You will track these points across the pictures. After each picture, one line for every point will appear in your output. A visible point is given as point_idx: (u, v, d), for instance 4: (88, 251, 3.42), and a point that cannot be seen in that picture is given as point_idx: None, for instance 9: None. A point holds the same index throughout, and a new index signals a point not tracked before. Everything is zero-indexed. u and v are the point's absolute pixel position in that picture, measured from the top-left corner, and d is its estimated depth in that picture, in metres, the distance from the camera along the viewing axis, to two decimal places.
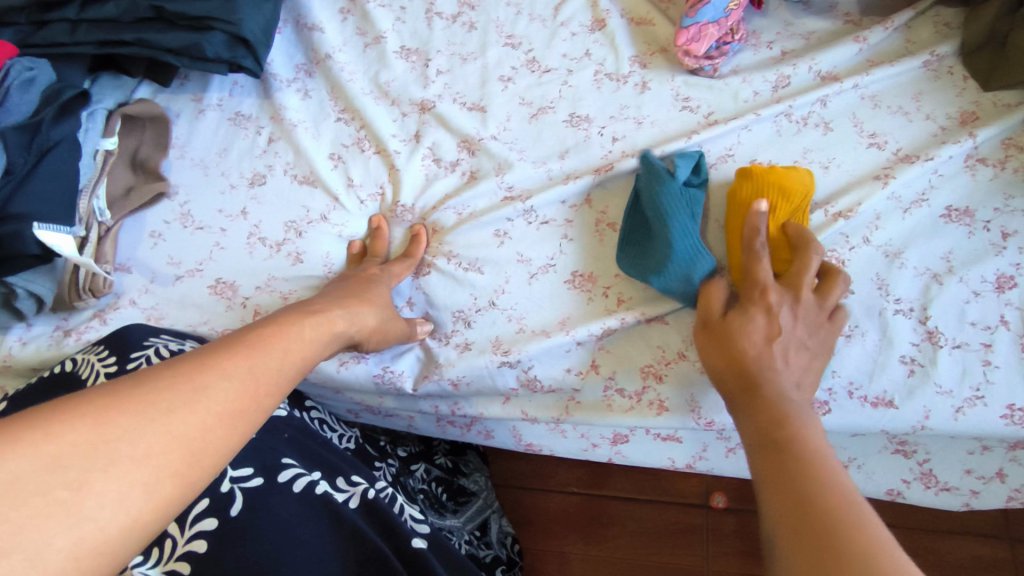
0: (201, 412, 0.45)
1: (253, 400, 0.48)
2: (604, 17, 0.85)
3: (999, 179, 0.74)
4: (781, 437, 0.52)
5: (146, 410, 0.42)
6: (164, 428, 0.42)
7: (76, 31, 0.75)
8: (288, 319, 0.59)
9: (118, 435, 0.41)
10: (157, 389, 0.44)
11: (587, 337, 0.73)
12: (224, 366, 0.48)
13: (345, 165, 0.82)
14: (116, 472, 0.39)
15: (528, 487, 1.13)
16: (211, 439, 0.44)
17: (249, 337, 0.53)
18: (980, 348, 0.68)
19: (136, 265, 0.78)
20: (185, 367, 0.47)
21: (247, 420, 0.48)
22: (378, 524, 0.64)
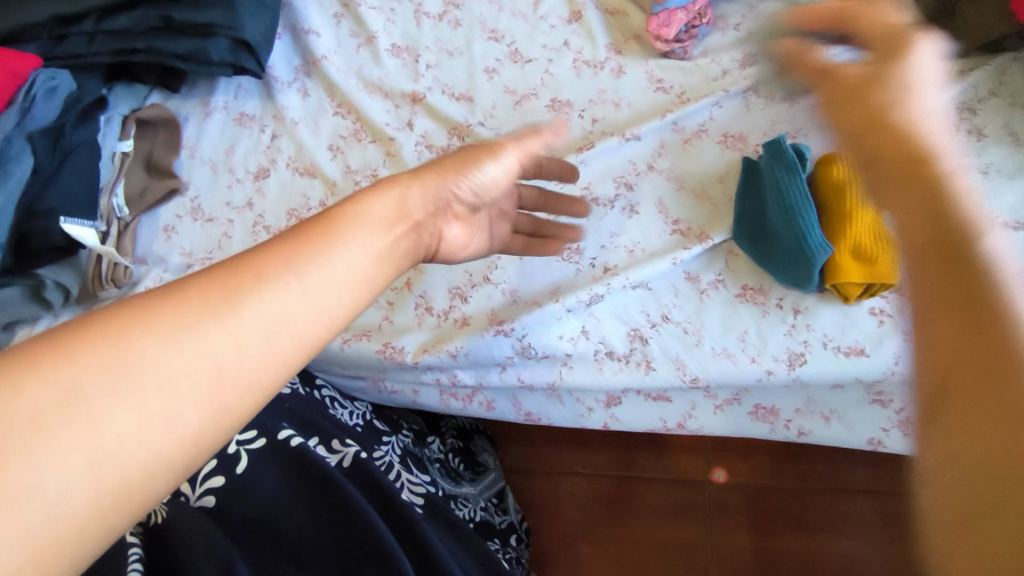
0: (238, 326, 0.39)
1: (309, 306, 0.42)
2: (580, 9, 0.91)
3: (954, 140, 0.79)
4: (991, 300, 0.33)
5: (169, 326, 0.37)
6: (194, 349, 0.37)
7: (92, 43, 0.82)
8: (272, 251, 0.43)
9: (143, 356, 0.35)
10: (181, 307, 0.38)
11: (576, 304, 0.78)
12: (265, 272, 0.41)
13: (343, 154, 0.87)
14: (149, 398, 0.35)
15: (532, 469, 1.17)
16: (247, 358, 0.38)
17: (264, 254, 0.43)
18: None
19: (153, 257, 0.84)
20: (221, 279, 0.40)
21: (301, 331, 0.41)
22: (367, 487, 0.67)
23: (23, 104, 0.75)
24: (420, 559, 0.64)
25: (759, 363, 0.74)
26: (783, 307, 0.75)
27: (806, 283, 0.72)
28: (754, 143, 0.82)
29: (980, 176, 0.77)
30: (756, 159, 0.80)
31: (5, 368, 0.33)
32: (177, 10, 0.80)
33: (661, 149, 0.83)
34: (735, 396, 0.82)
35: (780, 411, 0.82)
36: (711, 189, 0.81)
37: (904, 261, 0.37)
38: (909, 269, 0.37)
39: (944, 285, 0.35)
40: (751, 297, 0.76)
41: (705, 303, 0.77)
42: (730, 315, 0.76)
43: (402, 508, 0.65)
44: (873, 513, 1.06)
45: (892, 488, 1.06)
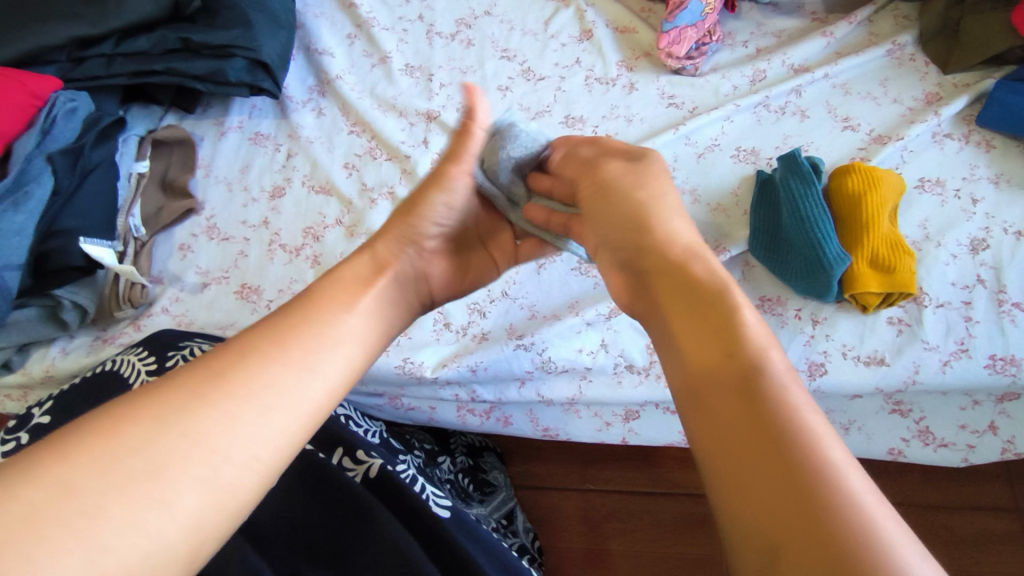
0: (239, 413, 0.41)
1: (302, 375, 0.45)
2: (591, 28, 0.93)
3: (964, 151, 0.81)
4: (726, 348, 0.39)
5: (161, 415, 0.39)
6: (196, 437, 0.39)
7: (111, 65, 0.82)
8: (271, 329, 0.46)
9: (133, 445, 0.37)
10: (184, 396, 0.40)
11: (595, 316, 0.78)
12: (262, 360, 0.44)
13: (359, 172, 0.88)
14: (153, 486, 0.36)
15: (542, 486, 1.16)
16: (237, 434, 0.40)
17: (261, 333, 0.46)
18: (960, 305, 0.73)
19: (168, 276, 0.84)
20: (219, 362, 0.43)
21: (294, 398, 0.43)
22: (394, 499, 0.66)
23: (43, 125, 0.76)
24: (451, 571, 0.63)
25: None
26: (801, 318, 0.75)
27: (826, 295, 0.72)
28: (766, 156, 0.83)
29: (990, 186, 0.78)
30: (771, 172, 0.81)
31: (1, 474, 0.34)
32: (196, 32, 0.81)
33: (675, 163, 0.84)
34: None
35: None
36: (726, 202, 0.81)
37: (666, 325, 0.44)
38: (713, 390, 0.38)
39: (698, 350, 0.41)
40: (769, 307, 0.77)
41: None
42: None
43: (432, 520, 0.64)
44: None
45: None
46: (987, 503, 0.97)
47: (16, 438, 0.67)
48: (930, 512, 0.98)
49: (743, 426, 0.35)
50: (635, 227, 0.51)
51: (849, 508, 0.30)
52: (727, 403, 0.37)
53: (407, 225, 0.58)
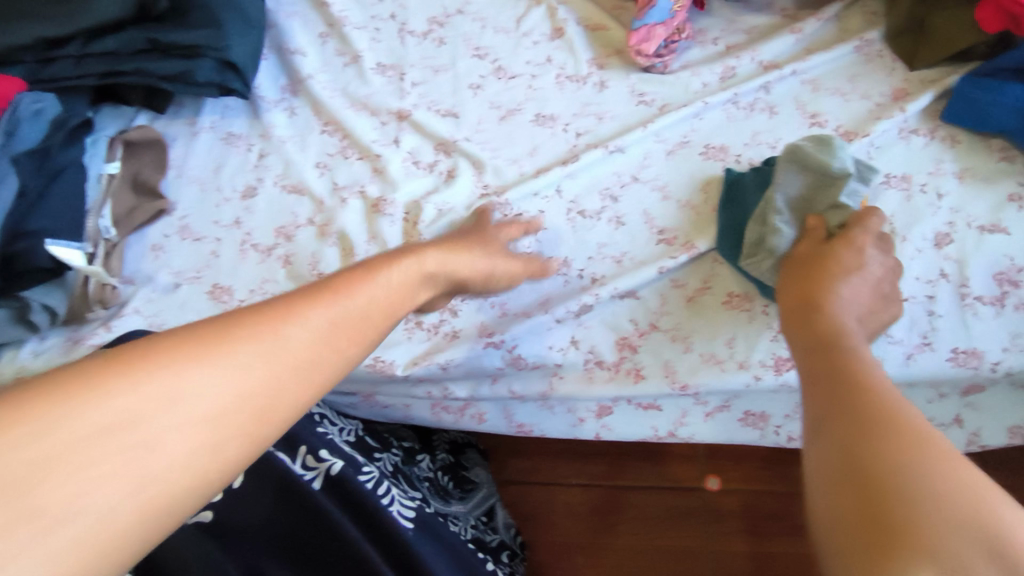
0: (242, 378, 0.42)
1: (335, 346, 0.47)
2: (562, 26, 0.93)
3: (929, 146, 0.82)
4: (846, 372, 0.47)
5: (207, 361, 0.42)
6: (237, 390, 0.42)
7: (80, 65, 0.82)
8: (309, 296, 0.48)
9: (182, 392, 0.40)
10: (194, 350, 0.42)
11: (565, 315, 0.78)
12: (268, 331, 0.44)
13: (332, 171, 0.88)
14: (197, 429, 0.40)
15: (526, 481, 1.17)
16: (273, 395, 0.43)
17: (303, 294, 0.48)
18: (925, 299, 0.74)
19: (141, 276, 0.84)
20: (264, 316, 0.45)
21: (322, 367, 0.46)
22: (352, 503, 0.66)
23: (8, 126, 0.75)
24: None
25: (746, 368, 0.76)
26: (768, 314, 0.77)
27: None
28: (735, 152, 0.84)
29: (955, 181, 0.79)
30: (739, 171, 0.82)
31: (63, 394, 0.38)
32: (165, 32, 0.80)
33: (646, 160, 0.85)
34: (725, 403, 0.82)
35: (770, 417, 0.82)
36: (693, 198, 0.82)
37: (802, 356, 0.53)
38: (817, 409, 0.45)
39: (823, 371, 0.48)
40: (736, 304, 0.78)
41: (691, 310, 0.78)
42: (716, 321, 0.77)
43: (391, 527, 0.65)
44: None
45: None
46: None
47: None
48: None
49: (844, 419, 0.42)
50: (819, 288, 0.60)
51: (927, 511, 0.35)
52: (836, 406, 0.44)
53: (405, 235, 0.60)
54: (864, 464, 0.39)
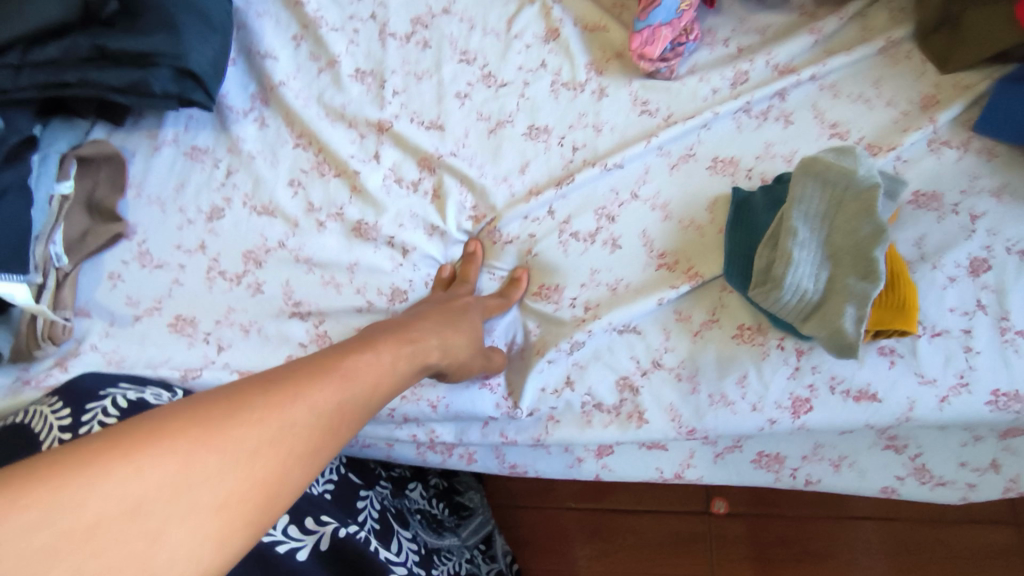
0: (249, 466, 0.41)
1: (339, 425, 0.48)
2: (558, 26, 0.85)
3: (962, 161, 0.74)
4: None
5: (220, 442, 0.41)
6: (248, 475, 0.41)
7: (18, 75, 0.73)
8: (315, 371, 0.49)
9: (199, 477, 0.40)
10: (200, 434, 0.41)
11: (557, 353, 0.71)
12: (278, 414, 0.44)
13: (305, 189, 0.81)
14: (208, 519, 0.39)
15: (521, 505, 1.10)
16: (283, 479, 0.43)
17: (310, 368, 0.49)
18: (961, 333, 0.67)
19: (97, 308, 0.77)
20: (277, 393, 0.45)
21: (326, 448, 0.46)
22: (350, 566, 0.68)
23: None
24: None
25: (761, 412, 0.69)
26: (785, 349, 0.69)
27: (847, 356, 0.63)
28: (746, 167, 0.76)
29: (993, 200, 0.71)
30: (749, 190, 0.74)
31: (74, 473, 0.38)
32: (112, 37, 0.72)
33: (646, 175, 0.77)
34: (736, 443, 0.75)
35: (786, 459, 0.75)
36: (700, 218, 0.74)
37: None
38: None
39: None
40: (748, 337, 0.70)
41: (699, 346, 0.71)
42: (726, 358, 0.70)
43: None
44: (878, 539, 0.99)
45: (902, 515, 1.00)
46: (970, 516, 0.98)
47: None
48: None
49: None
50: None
51: None
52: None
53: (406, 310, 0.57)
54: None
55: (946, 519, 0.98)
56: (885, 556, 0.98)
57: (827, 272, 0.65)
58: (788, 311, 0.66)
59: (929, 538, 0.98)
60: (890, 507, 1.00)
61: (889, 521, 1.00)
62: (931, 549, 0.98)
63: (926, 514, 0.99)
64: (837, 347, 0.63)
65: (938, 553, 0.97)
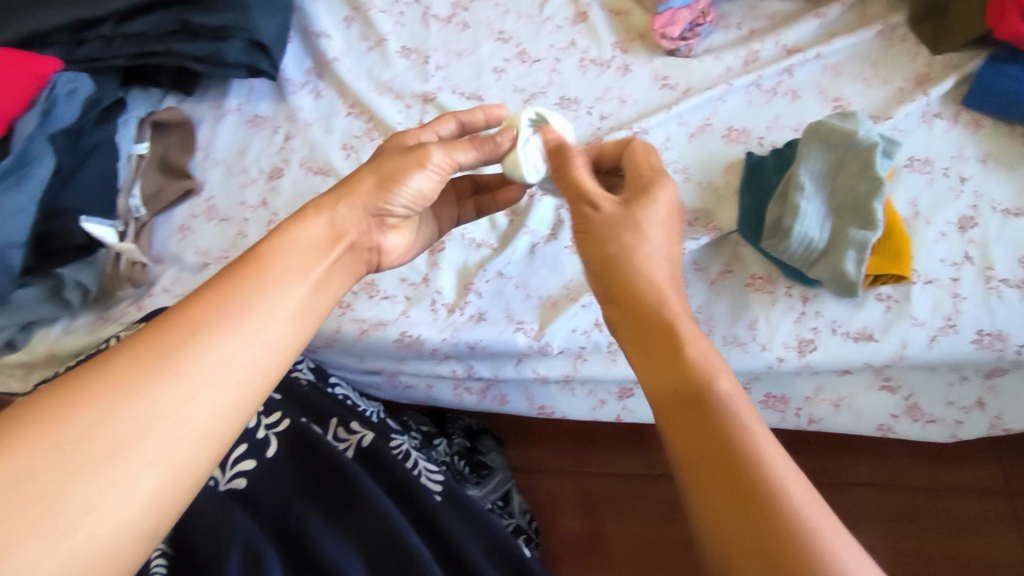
0: (160, 416, 0.43)
1: (247, 347, 0.47)
2: (585, 10, 0.94)
3: (953, 131, 0.82)
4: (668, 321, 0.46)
5: (112, 396, 0.42)
6: (156, 417, 0.42)
7: (110, 45, 0.83)
8: (214, 298, 0.49)
9: (93, 432, 0.41)
10: (86, 396, 0.42)
11: (590, 298, 0.79)
12: (166, 364, 0.44)
13: (356, 153, 0.89)
14: (116, 464, 0.40)
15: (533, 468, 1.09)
16: (187, 416, 0.43)
17: (206, 297, 0.49)
18: (950, 281, 0.74)
19: (169, 256, 0.85)
20: (161, 342, 0.45)
21: (232, 375, 0.46)
22: (382, 473, 0.68)
23: (44, 105, 0.77)
24: (446, 554, 0.66)
25: (770, 351, 0.75)
26: (792, 296, 0.76)
27: (850, 296, 0.73)
28: (758, 136, 0.84)
29: (979, 166, 0.79)
30: (761, 154, 0.82)
31: None
32: (194, 13, 0.82)
33: (668, 143, 0.85)
34: (746, 385, 0.82)
35: (790, 400, 0.82)
36: (716, 180, 0.83)
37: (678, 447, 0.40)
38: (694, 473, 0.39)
39: (662, 375, 0.43)
40: (759, 286, 0.78)
41: (715, 293, 0.79)
42: (739, 304, 0.78)
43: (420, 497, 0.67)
44: (874, 506, 0.93)
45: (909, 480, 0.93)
46: (966, 483, 0.92)
47: None
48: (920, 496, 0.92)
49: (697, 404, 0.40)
50: (608, 253, 0.51)
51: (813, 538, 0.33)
52: (688, 404, 0.41)
53: (371, 199, 0.59)
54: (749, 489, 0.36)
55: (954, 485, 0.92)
56: (882, 523, 0.91)
57: (831, 224, 0.74)
58: (796, 259, 0.74)
59: (935, 506, 0.92)
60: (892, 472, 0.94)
61: (882, 490, 0.93)
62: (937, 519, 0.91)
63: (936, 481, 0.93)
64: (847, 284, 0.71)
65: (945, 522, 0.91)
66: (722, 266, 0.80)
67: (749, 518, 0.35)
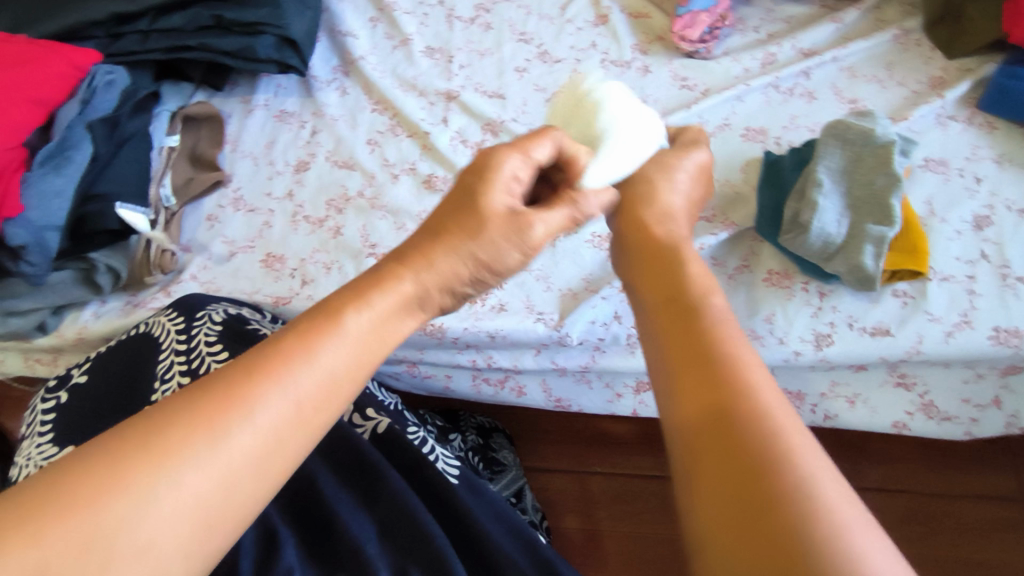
0: (213, 490, 0.36)
1: (311, 402, 0.41)
2: (606, 13, 0.96)
3: (967, 133, 0.83)
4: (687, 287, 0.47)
5: (159, 464, 0.36)
6: (206, 491, 0.36)
7: (147, 41, 0.86)
8: (293, 342, 0.42)
9: (137, 505, 0.34)
10: (135, 457, 0.35)
11: (609, 291, 0.81)
12: (225, 424, 0.38)
13: (381, 148, 0.91)
14: (158, 547, 0.34)
15: (541, 467, 1.02)
16: (243, 488, 0.38)
17: (280, 341, 0.43)
18: (965, 278, 0.75)
19: (197, 245, 0.87)
20: (220, 395, 0.39)
21: (294, 437, 0.40)
22: (401, 459, 0.66)
23: (84, 95, 0.80)
24: (464, 539, 0.63)
25: (787, 344, 0.76)
26: (808, 291, 0.78)
27: (866, 290, 0.75)
28: (774, 135, 0.86)
29: (994, 166, 0.81)
30: (778, 153, 0.84)
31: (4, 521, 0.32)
32: (228, 9, 0.84)
33: None
34: None
35: (806, 395, 0.82)
36: (734, 178, 0.84)
37: (676, 419, 0.39)
38: (686, 426, 0.38)
39: (668, 349, 0.43)
40: (776, 281, 0.79)
41: (732, 287, 0.80)
42: (757, 298, 0.79)
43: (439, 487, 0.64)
44: (881, 510, 0.92)
45: (917, 487, 0.93)
46: (976, 490, 0.92)
47: (56, 397, 0.68)
48: (927, 500, 0.92)
49: (697, 364, 0.40)
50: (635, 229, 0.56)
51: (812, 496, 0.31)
52: (687, 356, 0.41)
53: None
54: (730, 434, 0.35)
55: (962, 492, 0.92)
56: (894, 528, 0.91)
57: (850, 219, 0.75)
58: (813, 253, 0.75)
59: (942, 511, 0.91)
60: (899, 478, 0.93)
61: (888, 493, 0.93)
62: (943, 523, 0.91)
63: (942, 487, 0.92)
64: (864, 279, 0.73)
65: (953, 527, 0.91)
66: (739, 261, 0.81)
67: (732, 460, 0.34)
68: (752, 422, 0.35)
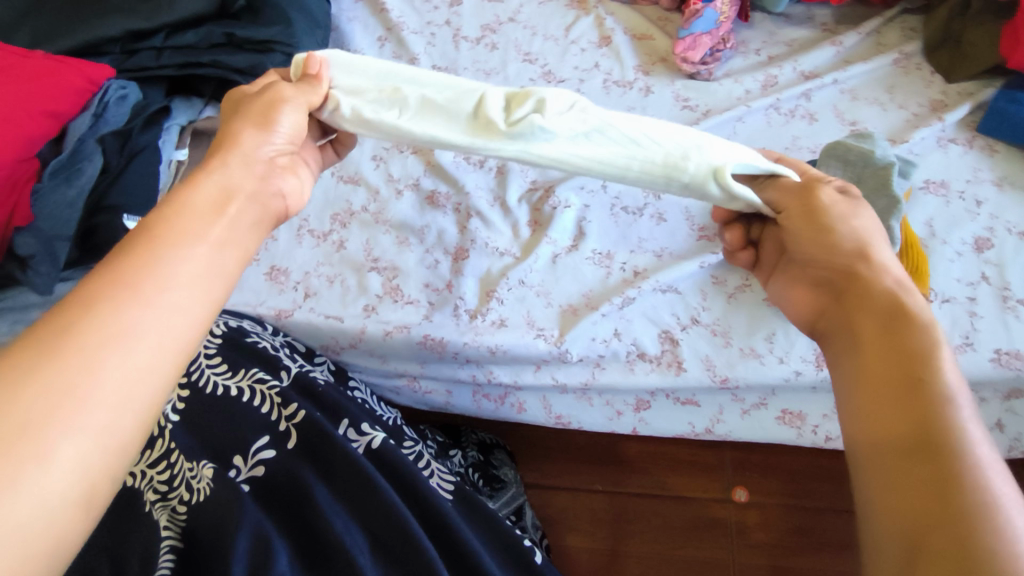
0: (102, 373, 0.38)
1: (154, 301, 0.41)
2: (609, 35, 0.98)
3: (968, 155, 0.84)
4: (924, 372, 0.45)
5: (77, 348, 0.38)
6: (93, 375, 0.37)
7: (160, 57, 0.88)
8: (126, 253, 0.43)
9: (59, 390, 0.36)
10: (46, 357, 0.37)
11: (609, 307, 0.81)
12: (107, 317, 0.40)
13: (386, 164, 0.94)
14: (36, 441, 0.34)
15: (543, 485, 1.01)
16: (97, 381, 0.37)
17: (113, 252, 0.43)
18: (965, 300, 0.75)
19: None
20: (85, 295, 0.40)
21: (136, 331, 0.40)
22: (394, 476, 0.65)
23: (96, 109, 0.82)
24: (454, 560, 0.63)
25: (787, 363, 0.78)
26: None
27: None
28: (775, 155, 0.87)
29: (994, 189, 0.81)
30: None
31: None
32: (240, 28, 0.87)
33: None
34: (762, 400, 0.83)
35: (807, 416, 0.82)
36: None
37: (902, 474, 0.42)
38: (912, 487, 0.41)
39: (888, 401, 0.45)
40: None
41: (732, 305, 0.81)
42: (757, 316, 0.80)
43: (433, 506, 0.64)
44: None
45: None
46: None
47: None
48: None
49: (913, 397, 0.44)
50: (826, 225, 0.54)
51: None
52: (900, 408, 0.44)
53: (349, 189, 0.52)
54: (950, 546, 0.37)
55: None
56: None
57: None
58: None
59: None
60: None
61: None
62: None
63: None
64: None
65: None
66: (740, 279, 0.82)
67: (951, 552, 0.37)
68: (992, 514, 0.37)
